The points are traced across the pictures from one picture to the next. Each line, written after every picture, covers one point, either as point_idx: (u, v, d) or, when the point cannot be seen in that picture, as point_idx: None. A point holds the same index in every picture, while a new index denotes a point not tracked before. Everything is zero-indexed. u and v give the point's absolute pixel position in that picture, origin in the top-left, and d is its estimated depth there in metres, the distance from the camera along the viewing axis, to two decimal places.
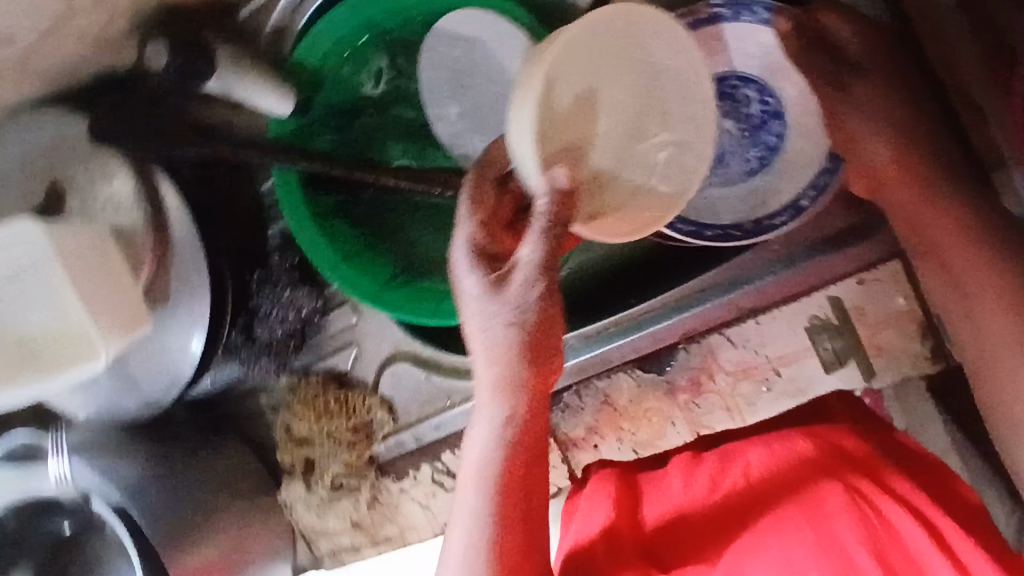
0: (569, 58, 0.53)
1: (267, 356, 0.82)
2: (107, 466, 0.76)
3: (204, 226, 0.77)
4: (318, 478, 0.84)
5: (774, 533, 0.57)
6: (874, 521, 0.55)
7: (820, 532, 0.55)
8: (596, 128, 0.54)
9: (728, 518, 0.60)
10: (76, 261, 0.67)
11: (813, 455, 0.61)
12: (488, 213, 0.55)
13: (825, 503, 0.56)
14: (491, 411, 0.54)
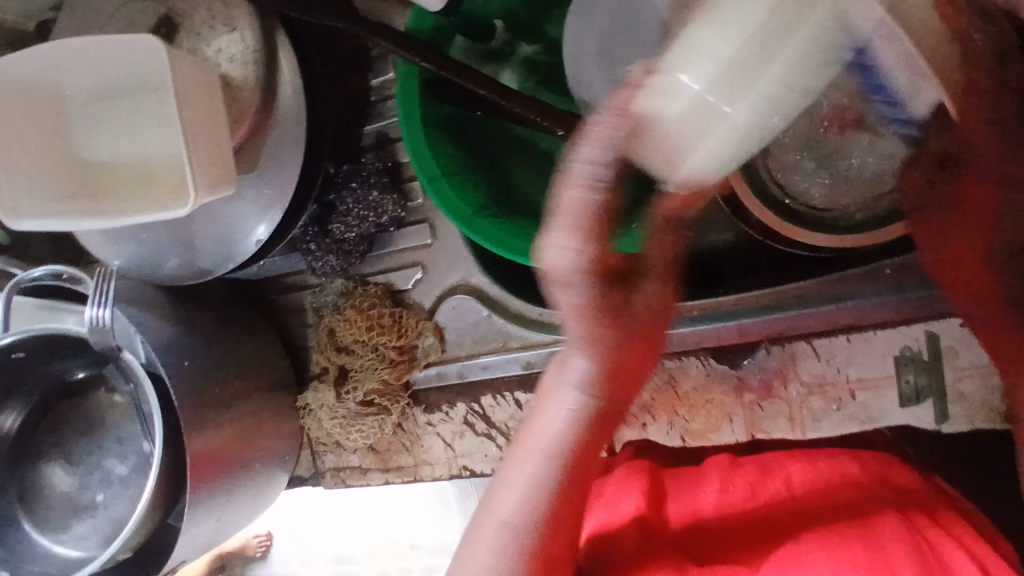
0: None
1: (334, 254, 0.78)
2: (145, 322, 0.72)
3: (312, 104, 0.73)
4: (351, 390, 0.80)
5: (822, 551, 0.53)
6: (931, 559, 0.50)
7: (869, 552, 0.51)
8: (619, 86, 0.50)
9: (758, 524, 0.60)
10: (191, 100, 0.63)
11: (860, 478, 0.59)
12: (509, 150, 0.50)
13: (878, 528, 0.53)
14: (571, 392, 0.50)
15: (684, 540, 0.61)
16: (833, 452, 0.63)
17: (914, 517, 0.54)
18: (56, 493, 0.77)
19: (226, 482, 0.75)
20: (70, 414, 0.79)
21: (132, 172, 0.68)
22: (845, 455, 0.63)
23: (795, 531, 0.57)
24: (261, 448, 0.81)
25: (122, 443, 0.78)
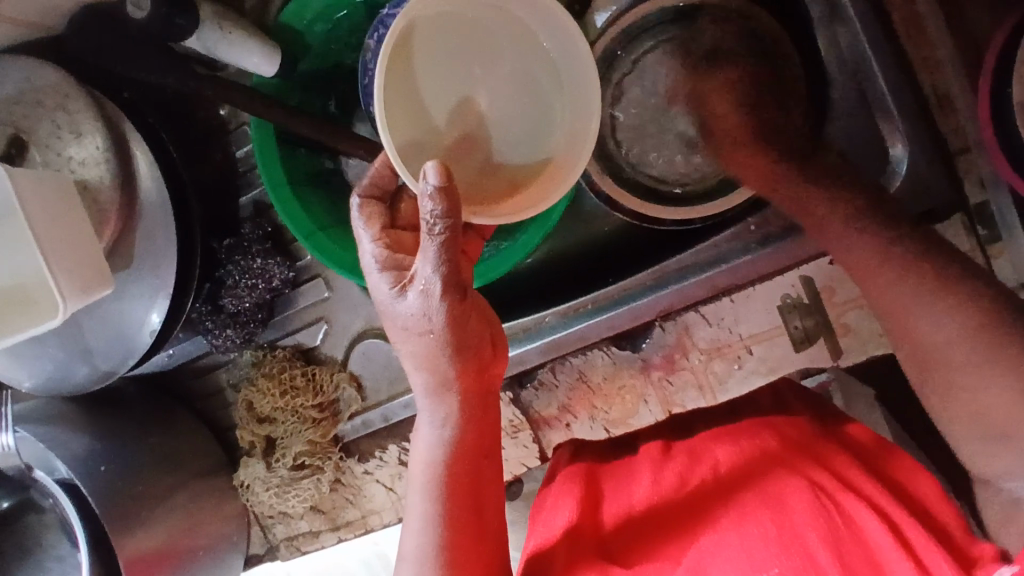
0: (431, 46, 0.59)
1: (233, 328, 0.78)
2: (54, 436, 0.71)
3: (176, 190, 0.74)
4: (280, 457, 0.79)
5: (740, 531, 0.54)
6: (835, 517, 0.53)
7: (781, 525, 0.52)
8: (475, 128, 0.61)
9: (684, 511, 0.60)
10: (44, 211, 0.63)
11: (775, 448, 0.62)
12: (382, 223, 0.62)
13: (788, 496, 0.55)
14: (431, 412, 0.59)
15: (616, 537, 0.61)
16: (752, 427, 0.65)
17: (824, 481, 0.57)
18: None
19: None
20: (4, 546, 0.77)
21: (0, 296, 0.66)
22: (761, 428, 0.65)
23: (722, 509, 0.58)
24: (207, 533, 0.80)
25: (61, 561, 0.76)
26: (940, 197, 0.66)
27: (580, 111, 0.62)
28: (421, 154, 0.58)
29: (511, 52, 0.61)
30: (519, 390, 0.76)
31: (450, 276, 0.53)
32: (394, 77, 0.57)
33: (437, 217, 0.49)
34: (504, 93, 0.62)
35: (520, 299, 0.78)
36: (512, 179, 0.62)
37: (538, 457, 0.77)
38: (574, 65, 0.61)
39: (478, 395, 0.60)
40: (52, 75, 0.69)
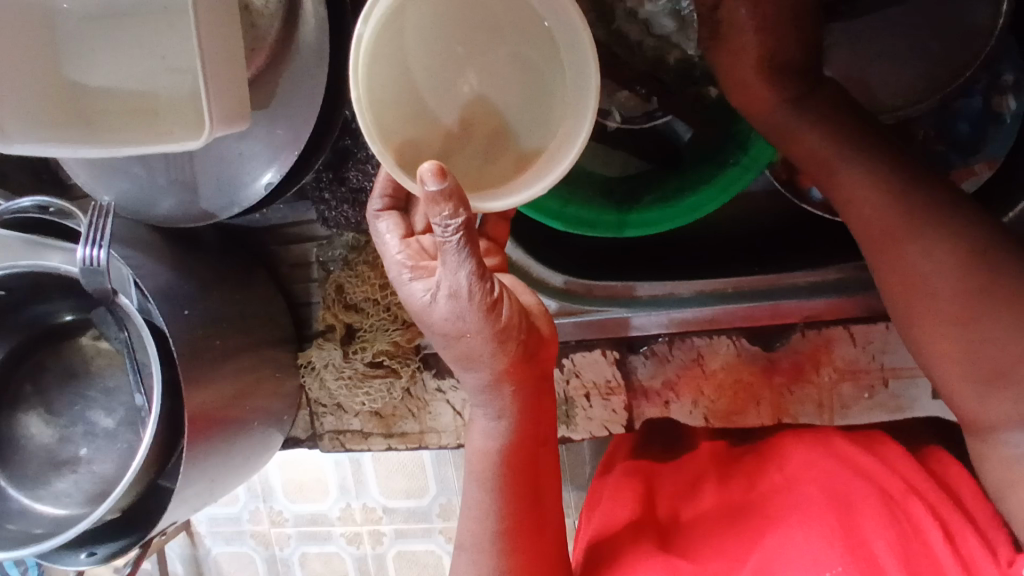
0: (416, 32, 0.49)
1: (349, 205, 0.73)
2: (144, 265, 0.67)
3: (337, 42, 0.66)
4: (359, 350, 0.75)
5: (801, 528, 0.55)
6: (904, 524, 0.54)
7: (846, 526, 0.54)
8: (465, 115, 0.51)
9: (735, 505, 0.61)
10: (212, 26, 0.56)
11: (844, 449, 0.62)
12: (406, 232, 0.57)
13: (855, 502, 0.56)
14: (483, 406, 0.55)
15: (681, 527, 0.63)
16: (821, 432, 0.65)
17: (891, 489, 0.56)
18: (32, 447, 0.71)
19: (223, 441, 0.71)
20: (50, 367, 0.73)
21: (135, 105, 0.61)
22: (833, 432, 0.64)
23: (778, 507, 0.59)
24: (262, 405, 0.77)
25: (110, 394, 0.72)
26: None
27: (583, 92, 0.50)
28: (413, 156, 0.50)
29: (511, 29, 0.51)
30: (627, 353, 0.72)
31: (480, 267, 0.46)
32: (382, 65, 0.48)
33: (447, 223, 0.42)
34: (500, 73, 0.51)
35: (657, 261, 0.72)
36: (525, 160, 0.52)
37: (623, 425, 0.74)
38: (572, 40, 0.50)
39: (530, 381, 0.55)
40: None
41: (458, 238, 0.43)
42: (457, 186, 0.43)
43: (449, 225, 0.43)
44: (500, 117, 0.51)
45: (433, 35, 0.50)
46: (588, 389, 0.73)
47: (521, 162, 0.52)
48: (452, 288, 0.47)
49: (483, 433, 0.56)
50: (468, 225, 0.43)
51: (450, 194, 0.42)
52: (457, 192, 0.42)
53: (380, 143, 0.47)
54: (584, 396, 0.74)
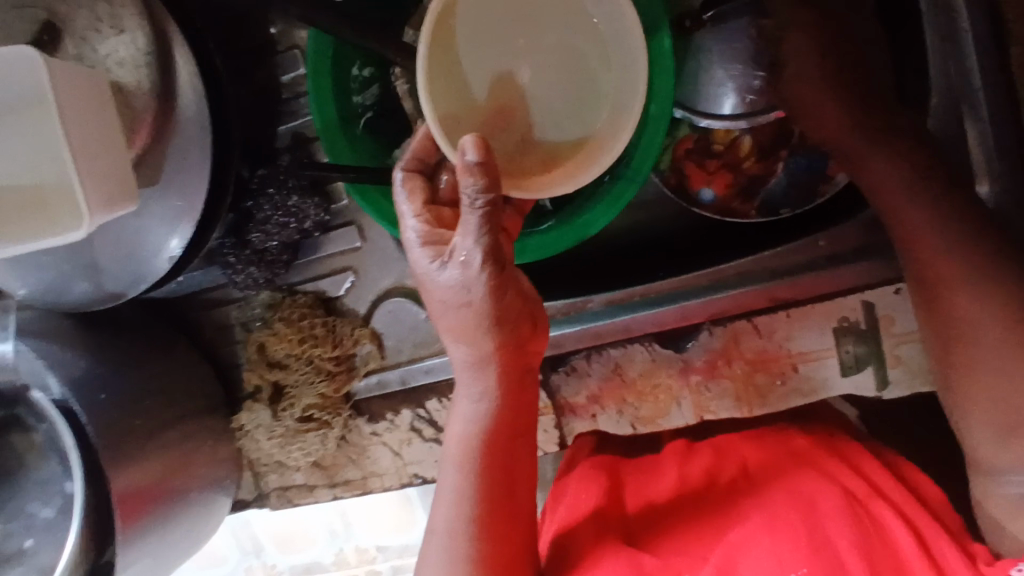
0: (472, 19, 0.59)
1: (257, 266, 0.73)
2: (55, 353, 0.67)
3: (217, 110, 0.67)
4: (288, 407, 0.76)
5: (770, 530, 0.53)
6: (867, 521, 0.54)
7: (812, 522, 0.53)
8: (514, 102, 0.60)
9: (701, 502, 0.61)
10: (77, 113, 0.57)
11: (801, 446, 0.63)
12: (426, 197, 0.58)
13: (818, 497, 0.56)
14: (470, 385, 0.57)
15: (644, 528, 0.61)
16: (784, 429, 0.66)
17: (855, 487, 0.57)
18: None
19: (158, 516, 0.71)
20: None
21: (15, 197, 0.61)
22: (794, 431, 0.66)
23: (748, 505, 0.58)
24: (199, 473, 0.77)
25: (46, 485, 0.71)
26: None
27: (630, 77, 0.60)
28: (455, 127, 0.57)
29: (565, 25, 0.61)
30: (550, 373, 0.73)
31: (494, 250, 0.49)
32: (438, 50, 0.57)
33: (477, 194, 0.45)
34: (545, 67, 0.61)
35: (569, 278, 0.73)
36: (550, 154, 0.61)
37: (556, 444, 0.75)
38: (620, 49, 0.61)
39: (516, 370, 0.56)
40: None
41: (481, 211, 0.47)
42: (492, 167, 0.46)
43: (477, 198, 0.46)
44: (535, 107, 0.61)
45: (495, 25, 0.59)
46: None
47: (546, 154, 0.61)
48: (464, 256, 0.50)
49: (465, 416, 0.57)
50: (491, 198, 0.46)
51: (483, 165, 0.46)
52: (491, 170, 0.46)
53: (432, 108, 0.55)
54: None
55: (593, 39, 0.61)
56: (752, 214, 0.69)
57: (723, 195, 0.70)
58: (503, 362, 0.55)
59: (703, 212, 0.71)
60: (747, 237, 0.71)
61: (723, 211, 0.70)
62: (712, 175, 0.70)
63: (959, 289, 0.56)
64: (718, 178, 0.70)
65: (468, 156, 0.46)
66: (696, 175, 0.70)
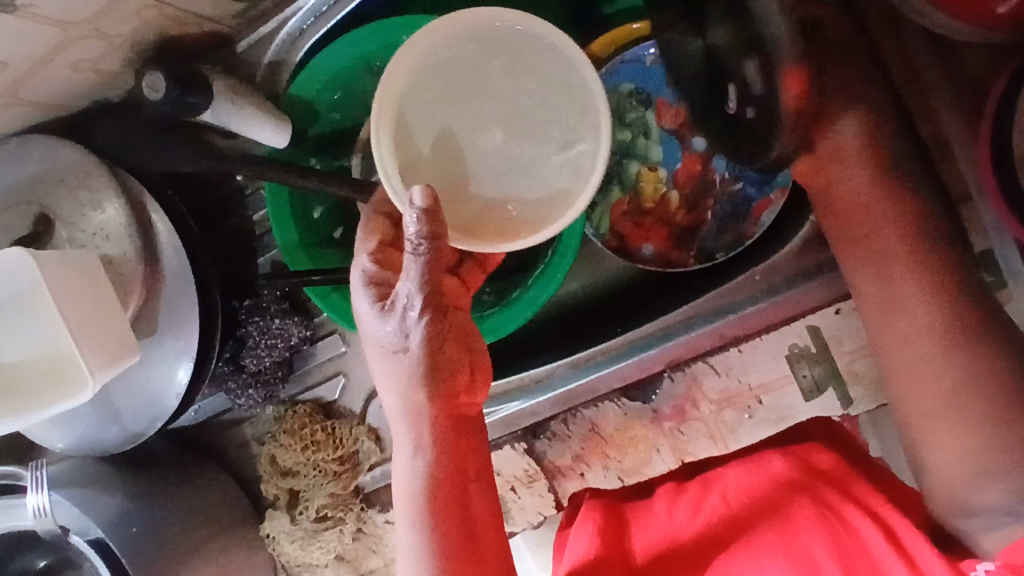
0: (430, 91, 0.58)
1: (254, 387, 0.81)
2: (88, 499, 0.75)
3: (195, 258, 0.76)
4: (304, 509, 0.82)
5: (747, 552, 0.61)
6: (841, 530, 0.59)
7: (788, 541, 0.60)
8: (463, 159, 0.59)
9: (699, 545, 0.64)
10: (69, 294, 0.66)
11: (782, 471, 0.65)
12: (382, 237, 0.65)
13: (796, 521, 0.61)
14: (405, 438, 0.61)
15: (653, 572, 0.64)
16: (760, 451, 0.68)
17: (826, 496, 0.62)
18: None
19: None
20: None
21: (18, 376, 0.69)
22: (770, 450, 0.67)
23: (738, 537, 0.63)
24: None
25: None
26: None
27: (538, 168, 0.60)
28: (417, 162, 0.58)
29: (495, 78, 0.59)
30: (534, 441, 0.77)
31: (430, 296, 0.56)
32: (414, 103, 0.58)
33: (420, 238, 0.52)
34: (494, 126, 0.59)
35: (530, 347, 0.79)
36: (494, 207, 0.60)
37: (554, 506, 0.78)
38: (553, 100, 0.59)
39: (450, 418, 0.60)
40: (76, 153, 0.73)
41: (424, 256, 0.54)
42: (439, 216, 0.52)
43: (420, 243, 0.53)
44: (470, 167, 0.59)
45: (458, 86, 0.59)
46: (512, 482, 0.78)
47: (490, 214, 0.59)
48: (417, 313, 0.56)
49: (407, 472, 0.60)
50: (433, 242, 0.53)
51: (427, 221, 0.52)
52: (439, 218, 0.52)
53: (401, 120, 0.58)
54: (510, 489, 0.78)
55: (537, 102, 0.59)
56: (693, 260, 0.73)
57: (663, 249, 0.73)
58: (435, 412, 0.60)
59: (646, 263, 0.74)
60: (686, 282, 0.75)
61: (663, 261, 0.73)
62: (650, 232, 0.74)
63: (919, 302, 0.61)
64: (656, 233, 0.74)
65: (418, 204, 0.52)
66: (634, 233, 0.74)
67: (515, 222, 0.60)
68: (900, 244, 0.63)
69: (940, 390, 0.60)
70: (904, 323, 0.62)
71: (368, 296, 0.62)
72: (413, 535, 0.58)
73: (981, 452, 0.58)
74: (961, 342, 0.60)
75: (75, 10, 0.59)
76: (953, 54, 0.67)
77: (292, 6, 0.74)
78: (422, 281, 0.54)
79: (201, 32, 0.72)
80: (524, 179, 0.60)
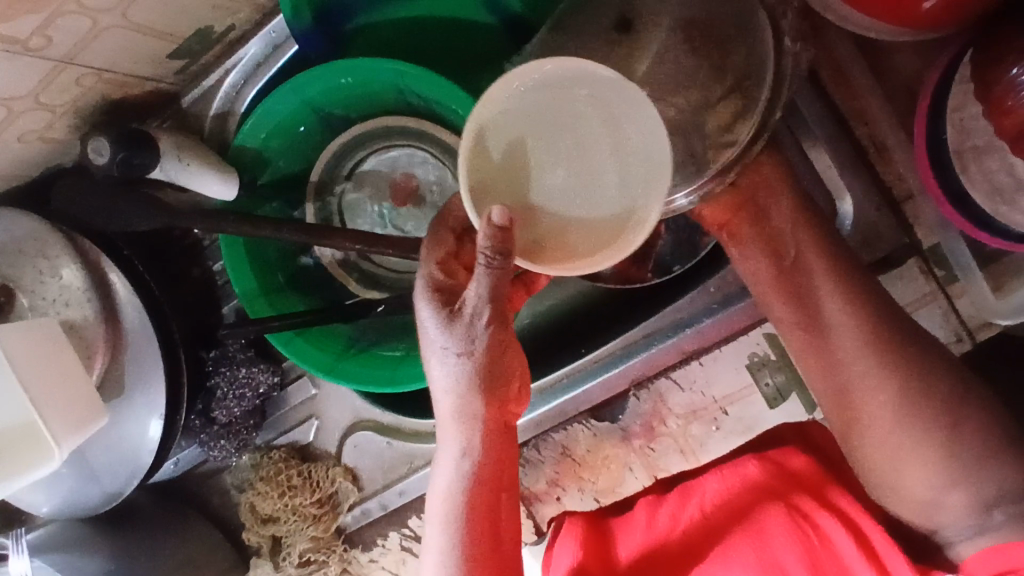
0: (517, 115, 0.55)
1: (226, 437, 0.81)
2: (71, 563, 0.77)
3: (156, 313, 0.77)
4: (287, 555, 0.82)
5: (721, 563, 0.60)
6: (812, 536, 0.58)
7: (759, 549, 0.59)
8: (538, 181, 0.54)
9: (679, 552, 0.64)
10: (30, 364, 0.67)
11: (759, 478, 0.64)
12: (446, 251, 0.61)
13: (766, 525, 0.60)
14: (451, 440, 0.59)
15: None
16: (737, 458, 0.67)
17: (798, 501, 0.61)
18: None
19: None
20: None
21: None
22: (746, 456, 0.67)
23: (710, 548, 0.62)
24: None
25: None
26: (892, 241, 0.67)
27: (614, 189, 0.55)
28: (490, 187, 0.54)
29: (574, 104, 0.55)
30: None
31: (497, 307, 0.55)
32: (493, 126, 0.55)
33: (493, 254, 0.51)
34: (572, 150, 0.54)
35: None
36: (563, 232, 0.55)
37: (534, 532, 0.78)
38: (633, 120, 0.54)
39: (499, 427, 0.59)
40: (32, 222, 0.74)
41: (494, 270, 0.52)
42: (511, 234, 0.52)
43: (491, 258, 0.52)
44: (547, 192, 0.54)
45: (533, 112, 0.55)
46: None
47: (561, 243, 0.54)
48: (483, 322, 0.55)
49: (450, 475, 0.58)
50: (504, 260, 0.52)
51: (498, 239, 0.51)
52: (511, 236, 0.52)
53: (474, 142, 0.55)
54: None
55: (617, 124, 0.55)
56: (655, 277, 0.71)
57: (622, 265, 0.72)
58: (487, 419, 0.58)
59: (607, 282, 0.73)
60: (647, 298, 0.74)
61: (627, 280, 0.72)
62: None
63: (846, 318, 0.59)
64: None
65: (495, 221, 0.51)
66: None
67: (591, 250, 0.54)
68: (819, 263, 0.61)
69: (880, 405, 0.57)
70: (845, 340, 0.58)
71: (429, 303, 0.58)
72: (445, 536, 0.57)
73: (930, 459, 0.56)
74: (891, 351, 0.57)
75: (15, 86, 0.61)
76: (881, 53, 0.68)
77: (232, 58, 0.76)
78: (489, 293, 0.53)
79: (145, 92, 0.74)
80: (600, 202, 0.54)
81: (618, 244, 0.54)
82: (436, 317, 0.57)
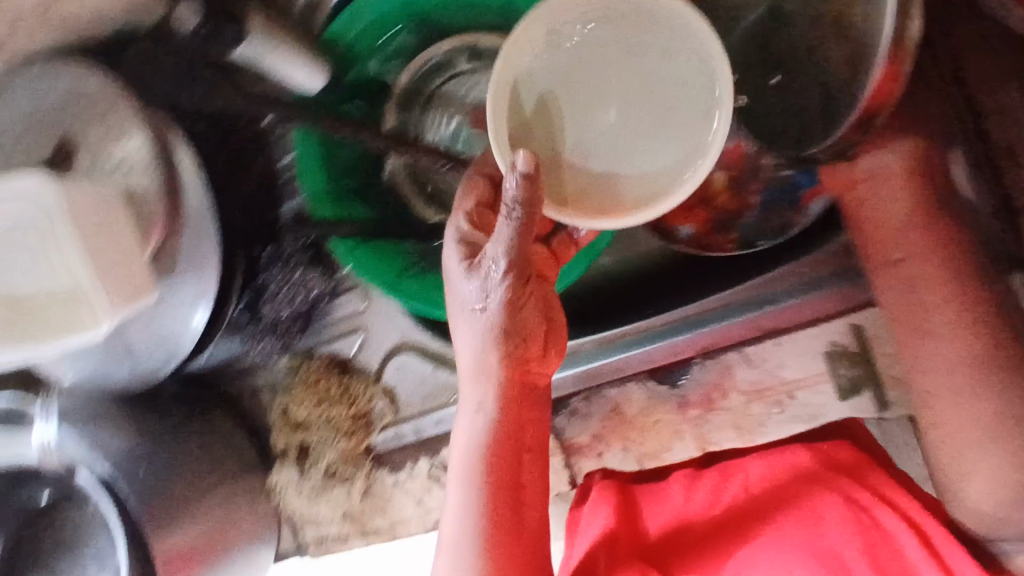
0: (552, 66, 0.58)
1: (271, 336, 0.80)
2: (98, 437, 0.73)
3: (219, 201, 0.74)
4: (315, 464, 0.82)
5: (770, 541, 0.60)
6: (867, 527, 0.58)
7: (811, 535, 0.59)
8: (568, 130, 0.58)
9: (719, 531, 0.64)
10: (89, 226, 0.64)
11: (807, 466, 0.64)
12: (479, 197, 0.60)
13: (817, 510, 0.60)
14: (472, 396, 0.57)
15: (667, 552, 0.64)
16: (786, 445, 0.67)
17: (852, 493, 0.60)
18: None
19: None
20: (40, 546, 0.80)
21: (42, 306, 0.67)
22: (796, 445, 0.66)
23: (755, 526, 0.62)
24: (237, 533, 0.82)
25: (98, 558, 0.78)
26: (1003, 251, 0.64)
27: (653, 147, 0.58)
28: (524, 134, 0.57)
29: (610, 54, 0.57)
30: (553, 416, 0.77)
31: (516, 260, 0.51)
32: (526, 75, 0.58)
33: (516, 206, 0.47)
34: (608, 101, 0.57)
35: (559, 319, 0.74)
36: (595, 180, 0.58)
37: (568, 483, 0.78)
38: (675, 77, 0.57)
39: (521, 385, 0.56)
40: (100, 80, 0.69)
41: (517, 221, 0.48)
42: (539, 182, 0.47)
43: (514, 208, 0.48)
44: (574, 142, 0.58)
45: (562, 62, 0.58)
46: None
47: (590, 190, 0.57)
48: (501, 274, 0.52)
49: (468, 431, 0.56)
50: (528, 210, 0.48)
51: (527, 188, 0.47)
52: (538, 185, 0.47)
53: (508, 90, 0.58)
54: None
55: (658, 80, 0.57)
56: (736, 247, 0.69)
57: (703, 232, 0.69)
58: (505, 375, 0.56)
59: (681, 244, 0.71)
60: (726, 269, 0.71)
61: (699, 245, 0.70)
62: (690, 213, 0.69)
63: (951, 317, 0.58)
64: (696, 215, 0.69)
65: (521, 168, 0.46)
66: (673, 214, 0.69)
67: (622, 200, 0.57)
68: (932, 260, 0.60)
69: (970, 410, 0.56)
70: (937, 340, 0.58)
71: (457, 254, 0.57)
72: (461, 494, 0.55)
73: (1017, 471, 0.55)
74: (990, 355, 0.57)
75: None
76: None
77: None
78: (510, 244, 0.49)
79: None
80: (639, 158, 0.58)
81: (660, 199, 0.57)
82: (461, 269, 0.56)
